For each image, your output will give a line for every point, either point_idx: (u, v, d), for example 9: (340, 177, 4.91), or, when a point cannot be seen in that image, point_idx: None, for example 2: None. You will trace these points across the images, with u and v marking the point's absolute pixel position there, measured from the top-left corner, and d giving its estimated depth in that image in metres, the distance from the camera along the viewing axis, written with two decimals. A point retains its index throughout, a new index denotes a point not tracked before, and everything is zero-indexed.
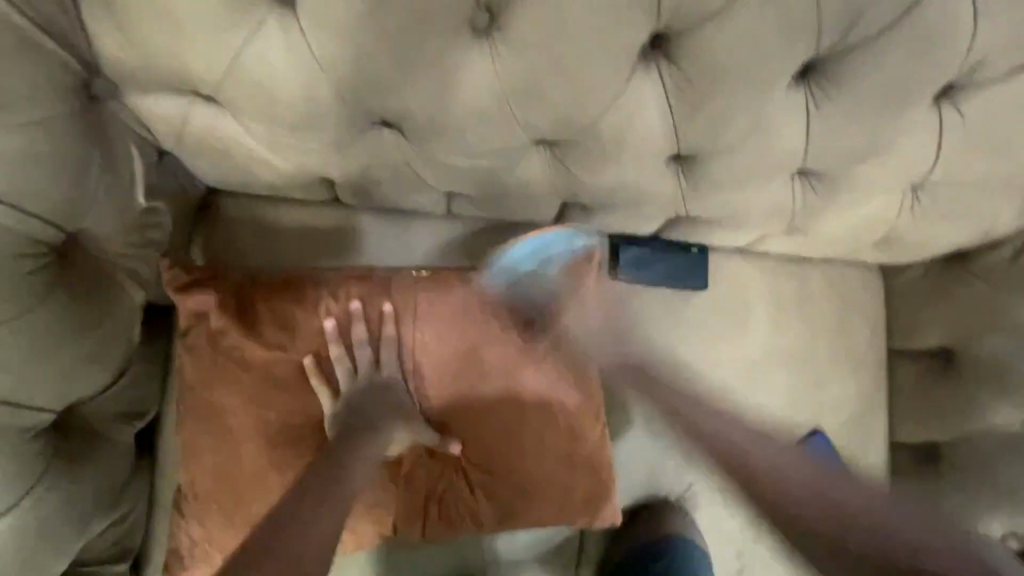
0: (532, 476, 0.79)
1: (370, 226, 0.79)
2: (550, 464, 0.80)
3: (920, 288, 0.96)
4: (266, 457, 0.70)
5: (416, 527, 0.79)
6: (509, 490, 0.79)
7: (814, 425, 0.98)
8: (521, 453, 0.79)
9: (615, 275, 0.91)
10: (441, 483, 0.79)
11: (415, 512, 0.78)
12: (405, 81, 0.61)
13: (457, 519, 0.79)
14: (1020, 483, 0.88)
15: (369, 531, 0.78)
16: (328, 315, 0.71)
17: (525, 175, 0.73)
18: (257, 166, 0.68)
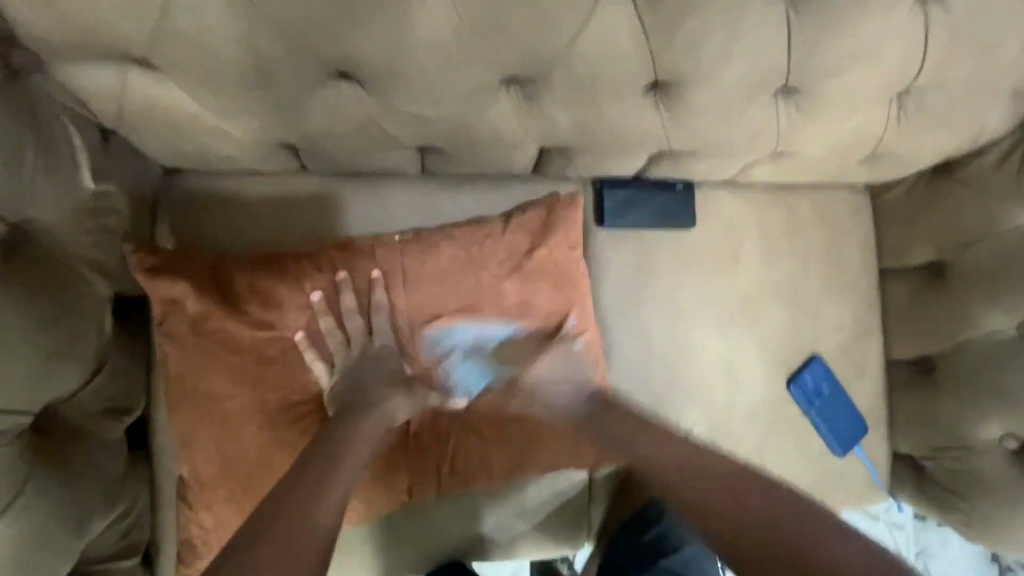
0: (533, 420, 0.78)
1: (343, 194, 0.82)
2: (552, 407, 0.78)
3: (907, 204, 1.02)
4: (268, 438, 0.67)
5: (430, 489, 0.76)
6: (518, 442, 0.77)
7: (812, 350, 1.04)
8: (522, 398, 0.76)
9: (603, 225, 0.95)
10: (449, 442, 0.76)
11: (427, 475, 0.75)
12: (353, 22, 0.55)
13: (470, 477, 0.76)
14: (1017, 385, 0.90)
15: (382, 500, 0.75)
16: (313, 290, 0.69)
17: (497, 119, 0.68)
18: (210, 136, 0.65)
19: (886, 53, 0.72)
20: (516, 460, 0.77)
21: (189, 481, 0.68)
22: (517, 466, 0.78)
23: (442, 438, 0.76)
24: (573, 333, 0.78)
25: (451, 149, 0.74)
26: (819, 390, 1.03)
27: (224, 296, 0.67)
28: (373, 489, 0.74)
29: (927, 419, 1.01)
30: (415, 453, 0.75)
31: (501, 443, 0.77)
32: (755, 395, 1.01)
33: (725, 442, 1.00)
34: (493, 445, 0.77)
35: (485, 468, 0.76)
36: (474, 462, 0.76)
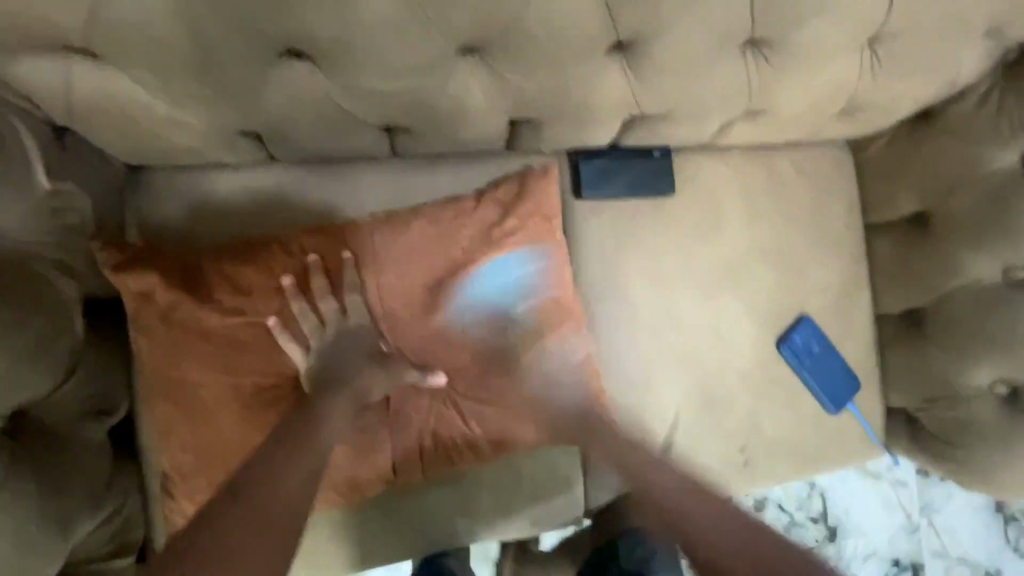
0: (515, 396, 0.78)
1: (314, 180, 0.81)
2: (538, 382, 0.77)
3: (888, 156, 1.01)
4: (246, 422, 0.68)
5: (415, 467, 0.77)
6: (501, 417, 0.78)
7: (801, 311, 1.04)
8: (505, 374, 0.76)
9: (581, 197, 0.94)
10: (431, 417, 0.77)
11: (411, 453, 0.76)
12: None
13: (454, 453, 0.78)
14: (1006, 330, 0.90)
15: (370, 479, 0.76)
16: (284, 274, 0.68)
17: (459, 92, 0.67)
18: (166, 125, 0.64)
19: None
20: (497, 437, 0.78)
21: (171, 469, 0.70)
22: (500, 441, 0.78)
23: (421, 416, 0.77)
24: (553, 307, 0.77)
25: (416, 127, 0.73)
26: (809, 349, 1.02)
27: (194, 284, 0.67)
28: (355, 469, 0.75)
29: (918, 371, 1.01)
30: (396, 433, 0.76)
31: (484, 418, 0.77)
32: (746, 358, 1.01)
33: (718, 406, 1.00)
34: (476, 421, 0.77)
35: (468, 444, 0.78)
36: (456, 439, 0.77)
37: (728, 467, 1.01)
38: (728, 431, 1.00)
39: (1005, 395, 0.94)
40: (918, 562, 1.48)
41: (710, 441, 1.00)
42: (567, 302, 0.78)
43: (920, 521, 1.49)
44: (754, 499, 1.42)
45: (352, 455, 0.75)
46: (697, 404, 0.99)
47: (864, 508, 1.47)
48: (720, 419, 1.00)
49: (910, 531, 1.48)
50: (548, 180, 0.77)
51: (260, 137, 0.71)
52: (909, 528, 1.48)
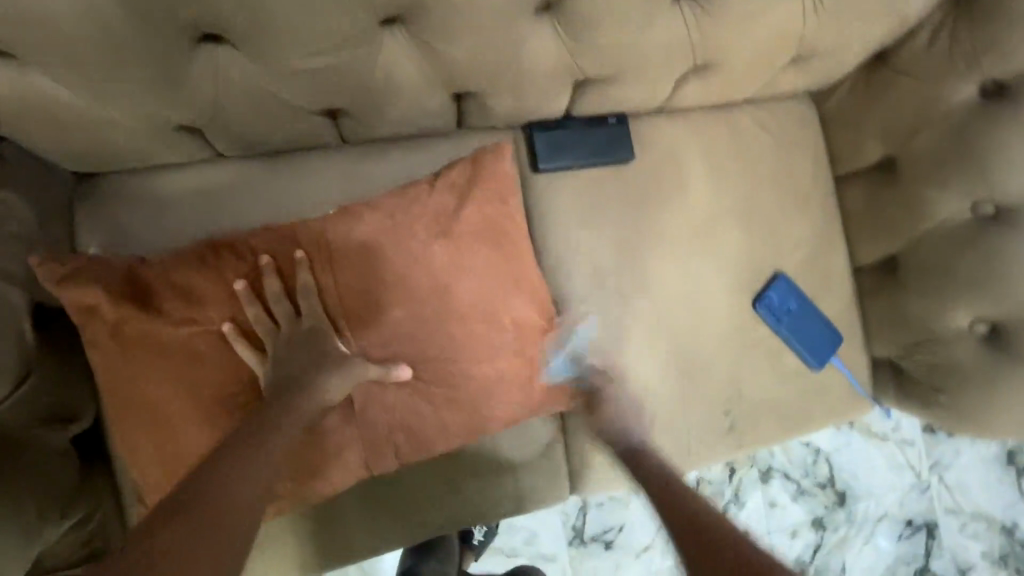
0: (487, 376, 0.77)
1: (264, 178, 0.79)
2: (505, 357, 0.78)
3: (849, 105, 0.99)
4: (207, 430, 0.68)
5: (389, 459, 0.76)
6: (466, 401, 0.77)
7: (776, 268, 1.02)
8: (474, 355, 0.76)
9: (539, 171, 0.93)
10: (399, 410, 0.75)
11: (383, 448, 0.75)
12: None
13: (428, 442, 0.77)
14: (980, 266, 0.88)
15: (346, 477, 0.75)
16: (237, 279, 0.68)
17: (391, 65, 0.66)
18: (95, 126, 0.63)
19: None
20: (462, 422, 0.78)
21: (142, 484, 0.69)
22: (466, 427, 0.78)
23: (384, 414, 0.75)
24: (509, 278, 0.77)
25: (355, 110, 0.72)
26: (786, 307, 1.01)
27: (147, 299, 0.67)
28: (317, 472, 0.74)
29: (898, 319, 1.00)
30: (359, 431, 0.74)
31: (450, 404, 0.76)
32: (725, 322, 1.00)
33: (699, 372, 0.99)
34: (440, 409, 0.76)
35: (433, 432, 0.77)
36: (419, 430, 0.76)
37: (714, 432, 1.00)
38: (713, 397, 0.99)
39: (985, 332, 0.92)
40: (932, 521, 1.46)
41: (695, 408, 0.98)
42: (525, 271, 0.79)
43: (930, 479, 1.47)
44: (759, 470, 1.40)
45: (313, 459, 0.73)
46: (676, 372, 0.98)
47: (872, 470, 1.45)
48: (703, 384, 0.99)
49: (921, 491, 1.46)
50: (495, 152, 0.76)
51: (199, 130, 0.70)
52: (920, 487, 1.46)
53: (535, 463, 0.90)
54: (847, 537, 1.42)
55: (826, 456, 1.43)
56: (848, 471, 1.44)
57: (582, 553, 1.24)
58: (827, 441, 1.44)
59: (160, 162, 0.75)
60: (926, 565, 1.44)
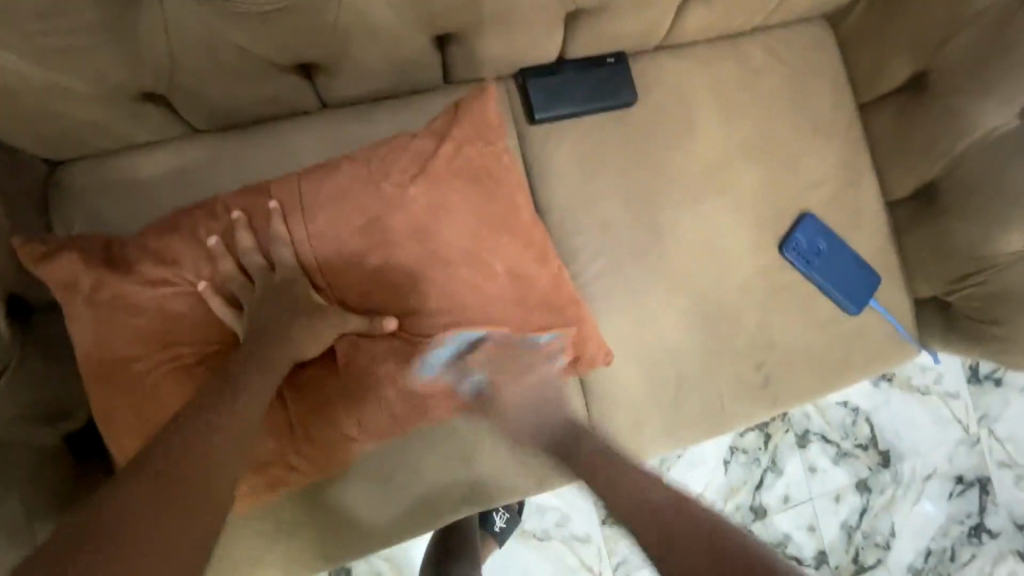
0: (482, 329, 0.72)
1: (239, 147, 0.74)
2: (505, 309, 0.73)
3: (870, 20, 0.91)
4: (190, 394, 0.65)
5: (381, 421, 0.71)
6: (462, 358, 0.72)
7: (802, 208, 0.95)
8: (466, 307, 0.71)
9: (535, 122, 0.86)
10: (388, 365, 0.70)
11: (372, 407, 0.70)
12: None
13: (420, 401, 0.72)
14: None
15: (339, 441, 0.70)
16: (211, 237, 0.65)
17: (359, 0, 0.60)
18: (51, 95, 0.59)
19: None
20: (458, 378, 0.73)
21: (121, 458, 0.66)
22: (464, 388, 0.73)
23: (373, 371, 0.70)
24: (506, 229, 0.72)
25: (327, 59, 0.67)
26: (815, 248, 0.93)
27: (116, 259, 0.63)
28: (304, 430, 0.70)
29: (939, 249, 0.92)
30: (346, 390, 0.70)
31: (444, 362, 0.71)
32: (749, 269, 0.93)
33: (725, 326, 0.92)
34: (434, 366, 0.71)
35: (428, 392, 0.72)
36: (411, 389, 0.71)
37: (745, 388, 0.93)
38: (742, 351, 0.92)
39: None
40: (984, 477, 1.36)
41: (724, 363, 0.92)
42: (523, 219, 0.74)
43: (979, 432, 1.37)
44: (795, 434, 1.32)
45: (300, 417, 0.69)
46: (699, 329, 0.91)
47: (916, 427, 1.36)
48: (730, 340, 0.92)
49: (970, 445, 1.37)
50: (485, 96, 0.70)
51: (166, 99, 0.65)
52: (969, 441, 1.37)
53: None
54: (894, 499, 1.33)
55: (866, 415, 1.35)
56: (891, 429, 1.35)
57: (616, 533, 1.18)
58: (865, 399, 1.35)
59: (129, 140, 0.70)
60: (980, 523, 1.35)
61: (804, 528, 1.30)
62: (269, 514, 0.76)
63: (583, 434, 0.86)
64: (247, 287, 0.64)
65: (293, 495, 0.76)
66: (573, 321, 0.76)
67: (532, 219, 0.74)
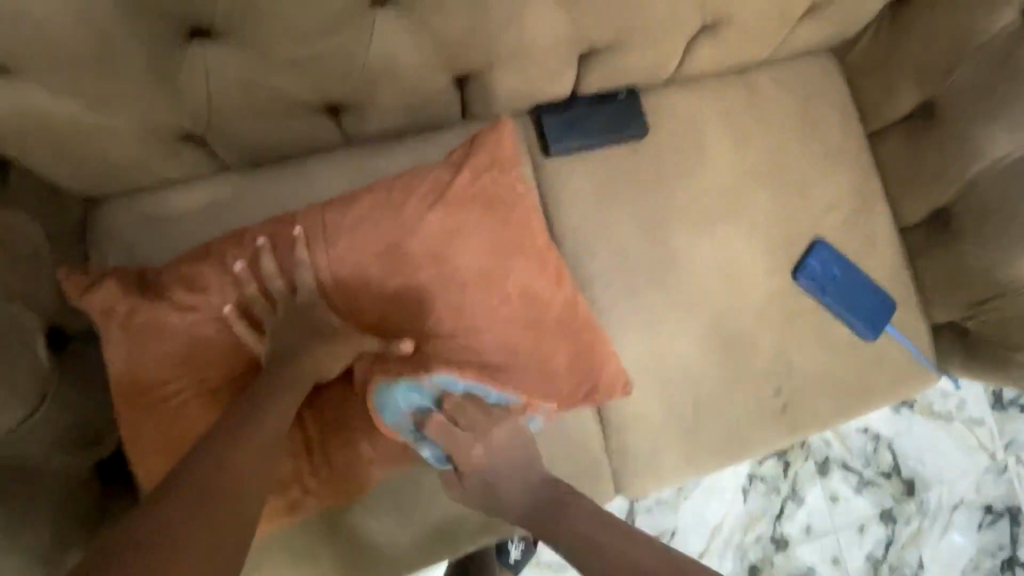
0: (497, 351, 0.73)
1: (266, 180, 0.77)
2: (520, 332, 0.74)
3: (874, 53, 0.94)
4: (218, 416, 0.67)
5: (399, 442, 0.72)
6: (482, 382, 0.73)
7: (814, 234, 0.96)
8: (480, 330, 0.72)
9: (550, 155, 0.89)
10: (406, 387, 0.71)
11: (390, 429, 0.70)
12: None
13: (439, 423, 0.72)
14: None
15: (360, 464, 0.71)
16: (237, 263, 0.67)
17: (385, 45, 0.64)
18: (97, 135, 0.63)
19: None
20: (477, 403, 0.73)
21: (148, 480, 0.68)
22: (483, 412, 0.74)
23: (395, 394, 0.71)
24: (523, 257, 0.74)
25: (354, 99, 0.70)
26: (829, 274, 0.94)
27: (150, 286, 0.66)
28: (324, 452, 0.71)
29: (955, 273, 0.92)
30: (368, 412, 0.71)
31: (463, 385, 0.72)
32: (763, 295, 0.93)
33: (742, 351, 0.92)
34: (453, 389, 0.72)
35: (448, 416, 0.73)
36: (432, 412, 0.72)
37: (763, 414, 0.92)
38: (759, 376, 0.92)
39: None
40: (1015, 507, 1.32)
41: (743, 388, 0.92)
42: (540, 247, 0.76)
43: (1006, 460, 1.34)
44: (815, 462, 1.30)
45: (323, 440, 0.71)
46: (715, 354, 0.91)
47: (941, 454, 1.33)
48: (747, 364, 0.92)
49: (997, 473, 1.33)
50: (501, 129, 0.73)
51: (201, 137, 0.69)
52: (996, 470, 1.33)
53: (573, 458, 0.84)
54: (920, 529, 1.30)
55: (887, 442, 1.32)
56: (914, 457, 1.32)
57: None
58: (886, 426, 1.33)
59: (163, 176, 0.73)
60: (1014, 556, 1.31)
61: (828, 560, 1.26)
62: (290, 542, 0.77)
63: (601, 459, 0.86)
64: (271, 311, 0.66)
65: (314, 523, 0.77)
66: (589, 346, 0.78)
67: (548, 247, 0.76)
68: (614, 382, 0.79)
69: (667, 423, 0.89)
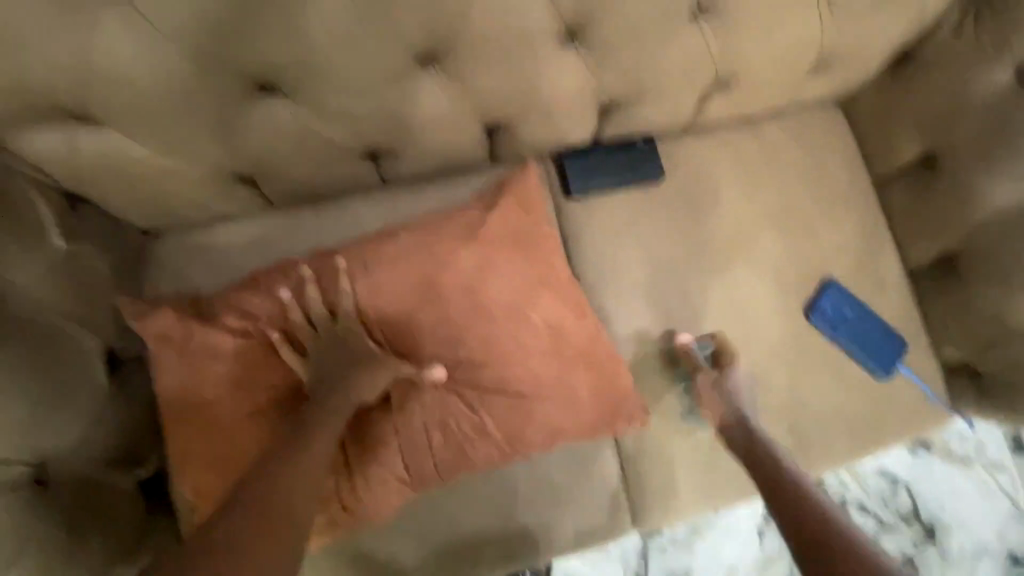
0: (525, 380, 0.77)
1: (309, 218, 0.83)
2: (545, 362, 0.78)
3: (878, 106, 0.99)
4: (260, 436, 0.71)
5: (429, 466, 0.75)
6: (507, 409, 0.76)
7: (824, 275, 0.99)
8: (509, 359, 0.76)
9: (572, 197, 0.95)
10: (437, 412, 0.75)
11: (421, 452, 0.74)
12: (254, 27, 0.57)
13: (468, 447, 0.76)
14: None
15: (391, 486, 0.74)
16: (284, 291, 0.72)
17: (427, 99, 0.70)
18: (163, 176, 0.69)
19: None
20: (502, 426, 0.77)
21: (190, 497, 0.71)
22: (508, 438, 0.77)
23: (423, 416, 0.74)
24: (548, 292, 0.79)
25: (395, 146, 0.76)
26: (841, 314, 0.97)
27: (203, 312, 0.71)
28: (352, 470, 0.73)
29: (964, 314, 0.94)
30: (397, 434, 0.74)
31: (490, 410, 0.76)
32: (776, 333, 0.96)
33: (755, 387, 0.94)
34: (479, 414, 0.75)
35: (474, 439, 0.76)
36: (458, 435, 0.75)
37: None
38: (772, 412, 0.94)
39: None
40: None
41: (757, 423, 0.94)
42: (563, 283, 0.80)
43: None
44: (832, 503, 1.29)
45: (352, 458, 0.73)
46: None
47: (961, 499, 1.31)
48: (761, 400, 0.94)
49: (1020, 519, 1.32)
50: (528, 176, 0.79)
51: (255, 179, 0.75)
52: (1018, 516, 1.32)
53: (592, 490, 0.86)
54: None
55: (906, 485, 1.31)
56: (933, 501, 1.31)
57: None
58: (903, 467, 1.32)
59: (216, 213, 0.79)
60: None
61: None
62: (316, 564, 0.80)
63: (618, 492, 0.88)
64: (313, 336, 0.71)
65: (339, 547, 0.79)
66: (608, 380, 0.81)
67: (571, 284, 0.80)
68: (632, 410, 0.82)
69: (686, 459, 0.90)
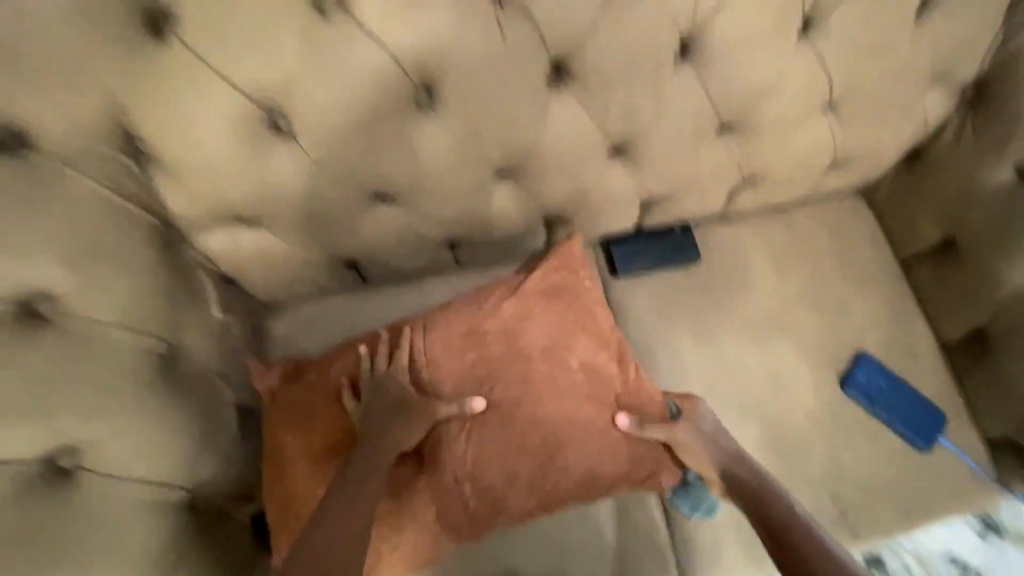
0: (553, 418, 0.86)
1: (395, 294, 1.00)
2: (572, 402, 0.87)
3: (898, 195, 1.09)
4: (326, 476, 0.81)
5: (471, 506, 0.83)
6: (539, 443, 0.86)
7: (857, 348, 1.07)
8: (540, 398, 0.86)
9: (618, 276, 1.08)
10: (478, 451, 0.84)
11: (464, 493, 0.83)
12: (378, 156, 0.75)
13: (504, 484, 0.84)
14: None
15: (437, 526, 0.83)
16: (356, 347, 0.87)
17: (500, 202, 0.87)
18: (293, 262, 0.86)
19: (808, 74, 0.83)
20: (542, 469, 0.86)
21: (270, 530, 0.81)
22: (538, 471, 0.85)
23: (463, 449, 0.84)
24: (600, 359, 0.90)
25: (471, 237, 0.92)
26: (875, 385, 1.03)
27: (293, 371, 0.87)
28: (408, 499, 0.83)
29: (997, 389, 0.99)
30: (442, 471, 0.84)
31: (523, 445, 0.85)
32: (814, 402, 1.03)
33: (796, 453, 1.00)
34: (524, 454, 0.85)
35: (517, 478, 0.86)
36: (508, 473, 0.84)
37: (822, 517, 0.97)
38: (814, 479, 0.99)
39: None
40: None
41: (799, 489, 0.98)
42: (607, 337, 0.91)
43: None
44: None
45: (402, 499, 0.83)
46: (769, 455, 1.00)
47: None
48: (802, 466, 1.00)
49: None
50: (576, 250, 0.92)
51: (358, 264, 0.92)
52: None
53: (642, 545, 0.93)
54: None
55: (976, 571, 1.27)
56: None
57: None
58: (972, 552, 1.28)
59: (323, 292, 0.97)
60: None
61: None
62: None
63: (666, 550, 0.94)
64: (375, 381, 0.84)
65: None
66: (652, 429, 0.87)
67: (620, 351, 0.92)
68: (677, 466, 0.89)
69: (734, 522, 0.95)
